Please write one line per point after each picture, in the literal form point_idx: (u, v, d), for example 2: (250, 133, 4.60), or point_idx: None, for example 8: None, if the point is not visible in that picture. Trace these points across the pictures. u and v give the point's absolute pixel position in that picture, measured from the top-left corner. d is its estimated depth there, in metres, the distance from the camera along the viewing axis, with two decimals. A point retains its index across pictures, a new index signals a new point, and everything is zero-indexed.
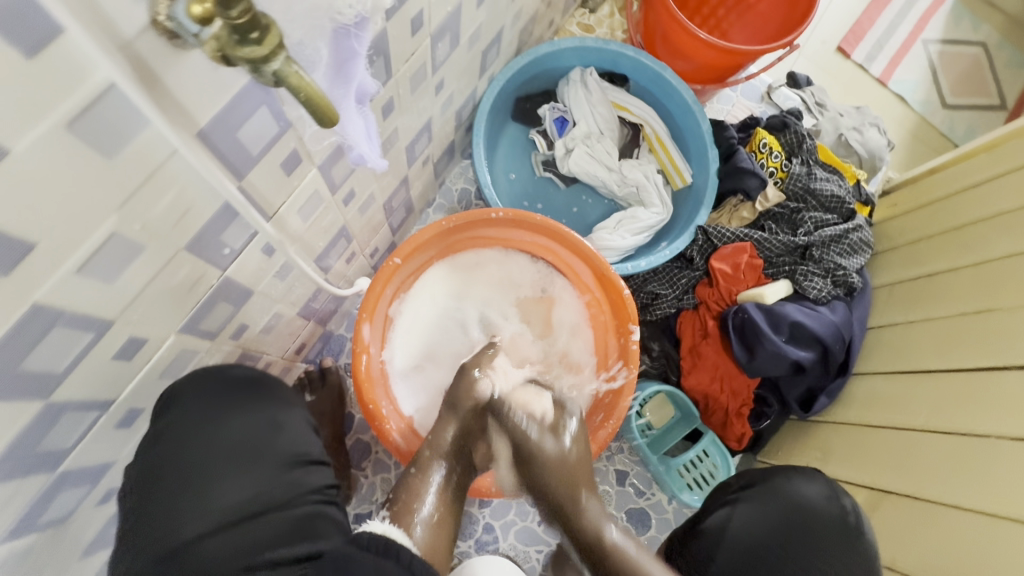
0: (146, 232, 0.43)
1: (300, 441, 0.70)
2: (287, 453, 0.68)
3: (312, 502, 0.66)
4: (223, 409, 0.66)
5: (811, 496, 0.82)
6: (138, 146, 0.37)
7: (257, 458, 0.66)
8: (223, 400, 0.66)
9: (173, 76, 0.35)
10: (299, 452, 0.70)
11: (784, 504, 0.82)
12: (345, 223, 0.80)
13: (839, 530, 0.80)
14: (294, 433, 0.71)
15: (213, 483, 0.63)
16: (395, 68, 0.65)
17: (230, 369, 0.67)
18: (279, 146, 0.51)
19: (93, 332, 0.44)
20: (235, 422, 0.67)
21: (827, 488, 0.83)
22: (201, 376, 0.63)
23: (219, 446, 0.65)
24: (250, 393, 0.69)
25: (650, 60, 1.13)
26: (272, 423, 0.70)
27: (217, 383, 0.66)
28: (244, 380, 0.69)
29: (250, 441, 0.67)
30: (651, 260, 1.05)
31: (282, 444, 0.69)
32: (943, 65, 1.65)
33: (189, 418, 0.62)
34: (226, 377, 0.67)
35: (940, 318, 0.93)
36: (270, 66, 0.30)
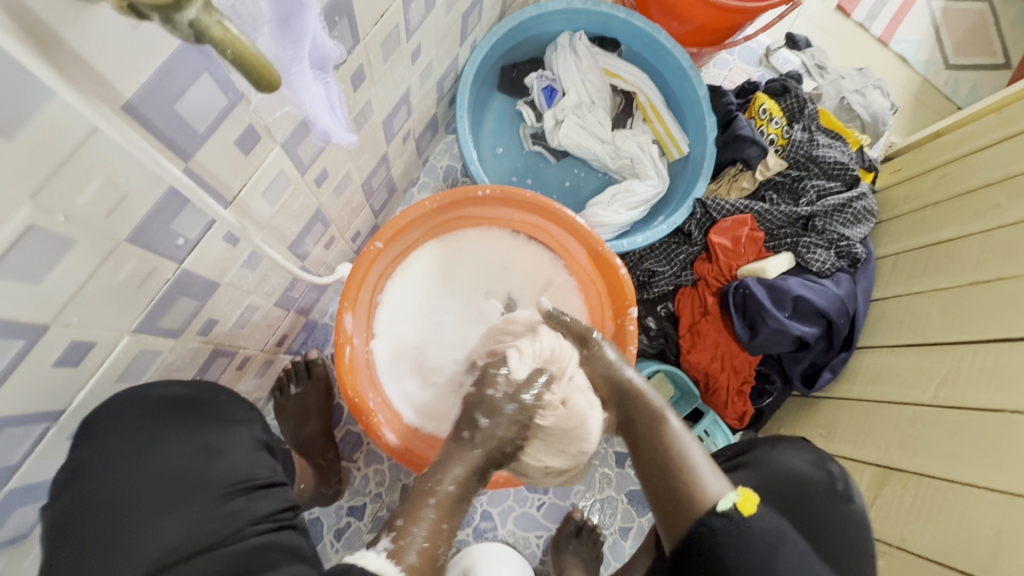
0: (73, 223, 0.37)
1: (241, 467, 0.61)
2: (224, 481, 0.58)
3: (255, 534, 0.57)
4: (148, 436, 0.56)
5: (799, 465, 0.72)
6: (45, 120, 0.31)
7: (187, 493, 0.56)
8: (141, 426, 0.56)
9: (80, 37, 0.30)
10: (240, 478, 0.60)
11: (775, 470, 0.71)
12: (320, 206, 0.75)
13: (827, 498, 0.70)
14: (236, 455, 0.61)
15: (138, 526, 0.53)
16: (363, 32, 0.58)
17: (152, 389, 0.58)
18: (231, 122, 0.45)
19: (24, 338, 0.39)
20: (167, 450, 0.57)
21: (813, 454, 0.74)
22: (126, 397, 0.55)
23: (148, 481, 0.55)
24: (183, 415, 0.60)
25: (643, 22, 1.06)
26: (206, 448, 0.60)
27: (140, 406, 0.56)
28: (172, 402, 0.59)
29: (181, 474, 0.57)
30: (648, 235, 0.99)
31: (220, 471, 0.59)
32: (947, 24, 1.58)
33: (108, 447, 0.54)
34: (149, 399, 0.57)
35: (947, 289, 0.90)
36: (184, 15, 0.25)
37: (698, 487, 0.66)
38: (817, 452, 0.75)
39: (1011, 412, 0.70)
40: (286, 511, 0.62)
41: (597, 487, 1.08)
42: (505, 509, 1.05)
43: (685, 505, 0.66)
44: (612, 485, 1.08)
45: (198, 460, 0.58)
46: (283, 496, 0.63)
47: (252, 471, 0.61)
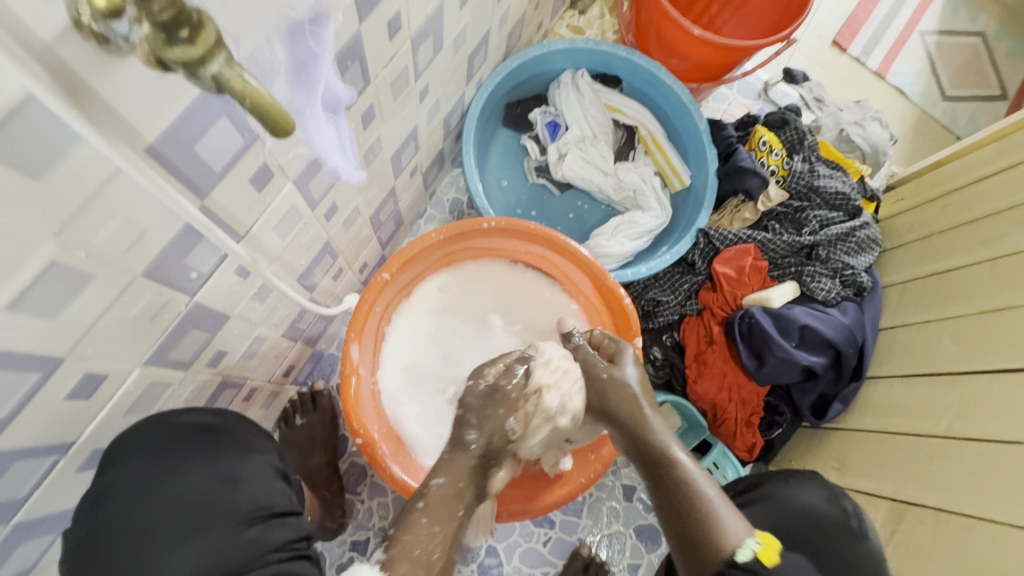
0: (93, 259, 0.39)
1: (261, 494, 0.62)
2: (244, 509, 0.60)
3: (273, 562, 0.59)
4: (170, 465, 0.58)
5: (812, 501, 0.71)
6: (70, 165, 0.33)
7: (207, 520, 0.58)
8: (164, 454, 0.57)
9: (107, 86, 0.32)
10: (259, 505, 0.61)
11: (786, 507, 0.71)
12: (329, 239, 0.77)
13: (839, 536, 0.68)
14: (255, 482, 0.62)
15: (159, 553, 0.55)
16: (374, 74, 0.61)
17: (178, 417, 0.59)
18: (247, 161, 0.47)
19: (39, 371, 0.40)
20: (190, 478, 0.59)
21: (826, 489, 0.73)
22: (147, 425, 0.57)
23: (169, 508, 0.57)
24: (205, 443, 0.61)
25: (643, 60, 1.10)
26: (228, 476, 0.61)
27: (163, 434, 0.57)
28: (194, 429, 0.61)
29: (201, 502, 0.58)
30: (652, 265, 1.00)
31: (239, 500, 0.60)
32: (942, 57, 1.62)
33: (132, 477, 0.55)
34: (174, 426, 0.59)
35: (956, 318, 0.89)
36: (207, 69, 0.26)
37: (716, 526, 0.61)
38: (830, 488, 0.74)
39: None
40: (300, 541, 0.63)
41: (604, 522, 1.06)
42: (511, 544, 1.03)
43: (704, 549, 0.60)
44: (620, 520, 1.06)
45: (219, 487, 0.60)
46: (301, 524, 0.64)
47: (270, 499, 0.62)
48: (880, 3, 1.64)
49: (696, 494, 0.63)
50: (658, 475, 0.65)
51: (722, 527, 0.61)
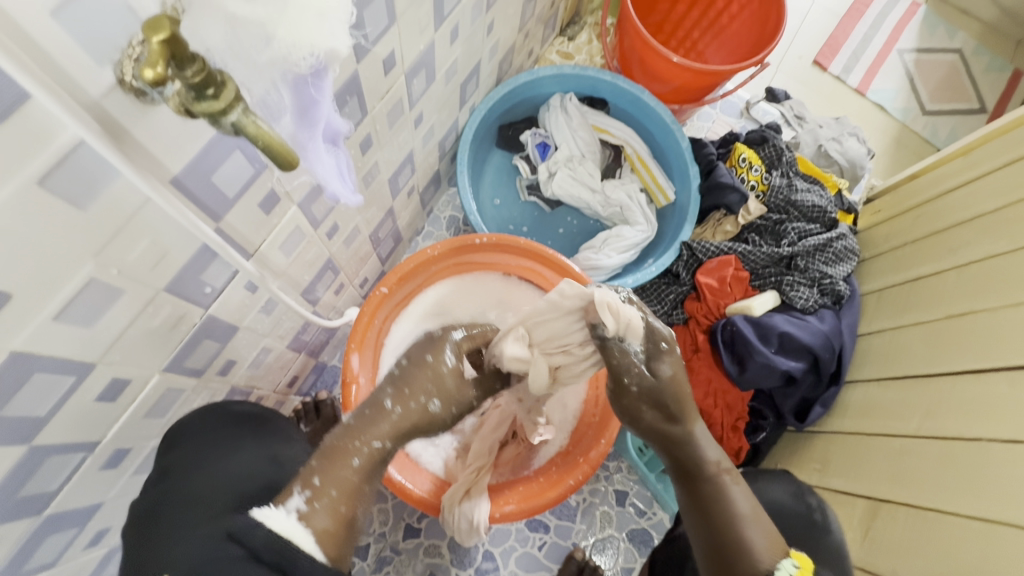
0: (124, 276, 0.44)
1: (298, 473, 0.72)
2: (284, 485, 0.68)
3: None
4: (223, 444, 0.68)
5: (778, 497, 0.76)
6: (110, 196, 0.38)
7: (252, 493, 0.65)
8: (219, 434, 0.69)
9: (142, 130, 0.37)
10: (297, 483, 0.70)
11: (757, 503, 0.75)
12: (331, 256, 0.82)
13: (805, 528, 0.72)
14: (294, 464, 0.73)
15: (202, 523, 0.61)
16: (370, 105, 0.67)
17: (229, 405, 0.72)
18: (256, 187, 0.53)
19: (75, 375, 0.46)
20: (241, 455, 0.69)
21: (793, 486, 0.77)
22: (202, 413, 0.68)
23: (224, 480, 0.65)
24: (251, 428, 0.73)
25: (627, 84, 1.17)
26: (271, 457, 0.72)
27: (213, 420, 0.69)
28: (243, 418, 0.73)
29: (251, 474, 0.68)
30: (638, 277, 1.05)
31: (281, 476, 0.70)
32: (920, 74, 1.68)
33: (189, 454, 0.65)
34: (227, 413, 0.71)
35: (927, 323, 0.94)
36: (228, 118, 0.32)
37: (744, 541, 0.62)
38: (796, 485, 0.78)
39: (990, 440, 0.73)
40: None
41: (598, 526, 1.09)
42: (507, 548, 1.06)
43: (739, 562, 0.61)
44: (613, 524, 1.09)
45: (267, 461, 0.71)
46: None
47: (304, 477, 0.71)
48: (858, 23, 1.71)
49: (731, 513, 0.64)
50: (692, 485, 0.67)
51: (753, 548, 0.61)
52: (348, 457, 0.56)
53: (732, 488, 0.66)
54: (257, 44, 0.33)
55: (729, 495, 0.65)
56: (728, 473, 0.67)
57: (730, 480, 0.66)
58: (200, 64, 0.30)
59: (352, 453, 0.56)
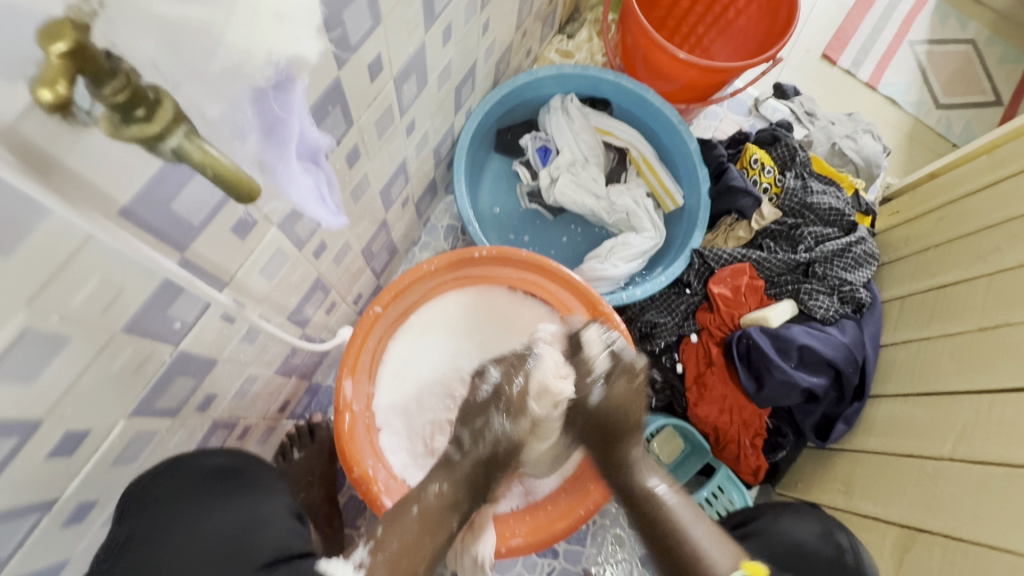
0: (69, 322, 0.39)
1: (281, 537, 0.63)
2: (262, 554, 0.61)
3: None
4: (192, 508, 0.62)
5: (801, 535, 0.82)
6: (39, 236, 0.33)
7: (228, 562, 0.60)
8: (191, 495, 0.62)
9: (73, 154, 0.32)
10: (280, 550, 0.62)
11: (779, 543, 0.82)
12: (320, 275, 0.77)
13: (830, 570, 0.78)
14: (277, 526, 0.65)
15: None
16: (356, 115, 0.62)
17: (201, 459, 0.65)
18: (227, 212, 0.47)
19: (17, 435, 0.40)
20: (214, 519, 0.63)
21: (818, 527, 0.83)
22: (179, 467, 0.63)
23: (195, 549, 0.60)
24: (224, 486, 0.66)
25: (631, 83, 1.11)
26: (251, 520, 0.64)
27: (189, 476, 0.63)
28: (217, 471, 0.66)
29: (225, 546, 0.61)
30: (647, 288, 0.99)
31: (259, 543, 0.62)
32: (933, 66, 1.62)
33: (158, 518, 0.59)
34: (201, 469, 0.65)
35: (956, 334, 0.88)
36: (166, 144, 0.26)
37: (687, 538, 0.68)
38: (824, 525, 0.84)
39: None
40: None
41: (609, 552, 1.03)
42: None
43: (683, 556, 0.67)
44: (625, 548, 1.04)
45: (238, 529, 0.62)
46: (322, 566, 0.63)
47: (286, 542, 0.63)
48: (868, 14, 1.64)
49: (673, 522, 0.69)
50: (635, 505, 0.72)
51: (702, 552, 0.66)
52: (409, 508, 0.68)
53: (667, 496, 0.72)
54: (202, 54, 0.27)
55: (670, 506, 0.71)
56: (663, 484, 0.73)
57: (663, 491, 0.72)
58: (123, 80, 0.24)
59: (412, 501, 0.69)
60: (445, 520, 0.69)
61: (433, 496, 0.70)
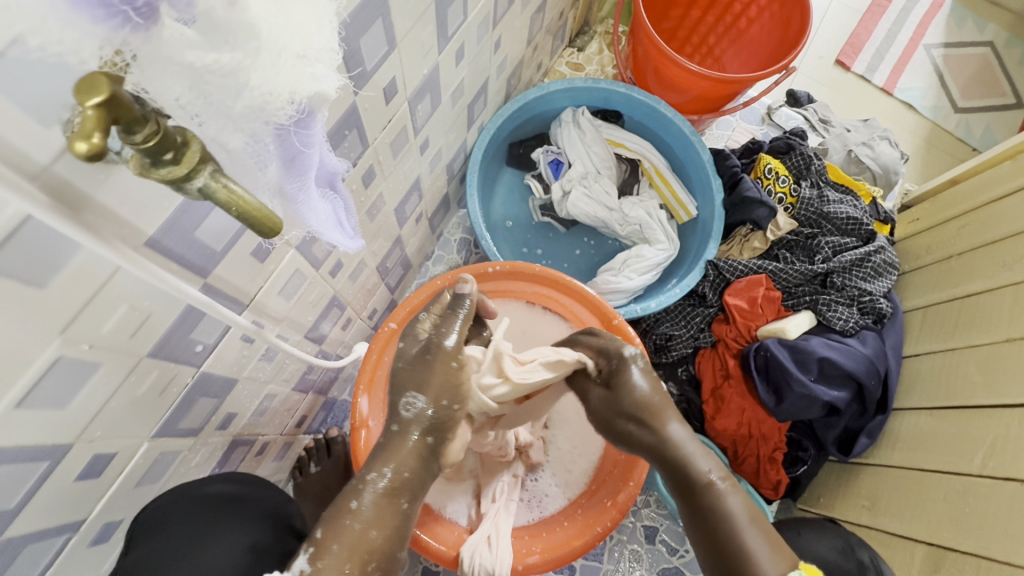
0: (99, 349, 0.40)
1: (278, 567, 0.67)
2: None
3: None
4: (197, 536, 0.63)
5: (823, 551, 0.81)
6: (72, 270, 0.34)
7: None
8: (193, 522, 0.63)
9: (104, 192, 0.33)
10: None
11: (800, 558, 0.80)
12: (336, 292, 0.78)
13: None
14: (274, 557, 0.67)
15: None
16: (372, 137, 0.63)
17: (203, 488, 0.65)
18: (247, 238, 0.48)
19: (48, 459, 0.41)
20: (225, 541, 0.65)
21: (840, 542, 0.82)
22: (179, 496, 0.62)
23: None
24: (230, 511, 0.67)
25: (643, 95, 1.11)
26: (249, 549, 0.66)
27: (190, 505, 0.63)
28: (219, 499, 0.67)
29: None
30: (661, 300, 0.98)
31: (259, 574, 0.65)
32: (950, 69, 1.59)
33: (165, 545, 0.61)
34: (200, 497, 0.64)
35: (982, 346, 0.86)
36: (193, 184, 0.27)
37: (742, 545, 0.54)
38: (845, 540, 0.83)
39: None
40: None
41: (627, 568, 1.02)
42: None
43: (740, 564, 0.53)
44: (643, 564, 1.02)
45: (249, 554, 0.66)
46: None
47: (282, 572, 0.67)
48: (882, 19, 1.63)
49: (730, 520, 0.56)
50: (691, 498, 0.59)
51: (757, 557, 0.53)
52: (347, 502, 0.53)
53: (726, 490, 0.58)
54: (228, 95, 0.28)
55: (729, 504, 0.57)
56: (722, 477, 0.59)
57: (722, 485, 0.58)
58: (154, 126, 0.25)
59: (351, 496, 0.54)
60: (392, 508, 0.55)
61: (374, 485, 0.55)
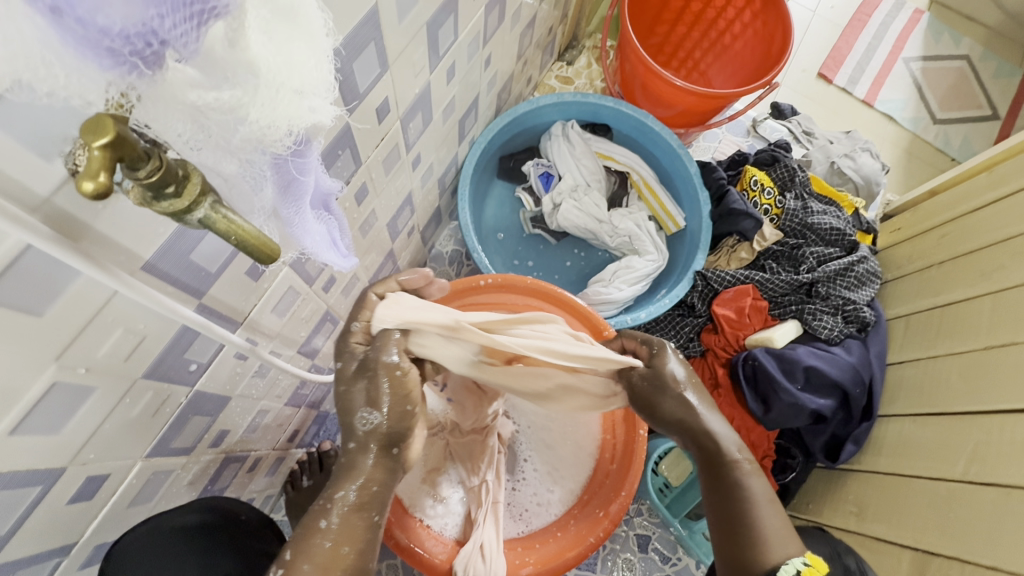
0: (94, 373, 0.40)
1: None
2: None
3: None
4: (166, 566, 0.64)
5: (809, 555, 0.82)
6: (69, 296, 0.34)
7: None
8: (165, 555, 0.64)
9: (103, 219, 0.33)
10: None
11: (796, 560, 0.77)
12: (330, 308, 0.78)
13: None
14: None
15: None
16: (365, 155, 0.64)
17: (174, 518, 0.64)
18: (241, 259, 0.48)
19: (41, 483, 0.41)
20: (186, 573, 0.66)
21: (827, 550, 0.82)
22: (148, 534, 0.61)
23: None
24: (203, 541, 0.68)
25: (631, 109, 1.13)
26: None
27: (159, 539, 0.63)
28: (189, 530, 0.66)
29: None
30: (651, 310, 1.00)
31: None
32: (928, 82, 1.64)
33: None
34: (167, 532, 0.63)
35: (962, 353, 0.89)
36: (194, 215, 0.28)
37: (752, 525, 0.56)
38: (833, 549, 0.82)
39: None
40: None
41: None
42: None
43: (747, 541, 0.56)
44: (636, 573, 1.02)
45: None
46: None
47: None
48: (862, 33, 1.67)
49: (747, 497, 0.58)
50: (717, 475, 0.60)
51: (764, 533, 0.56)
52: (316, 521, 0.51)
53: (746, 476, 0.59)
54: (226, 129, 0.28)
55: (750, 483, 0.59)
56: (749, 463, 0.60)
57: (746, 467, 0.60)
58: (156, 161, 0.26)
59: (318, 515, 0.52)
60: (360, 523, 0.52)
61: (339, 502, 0.52)
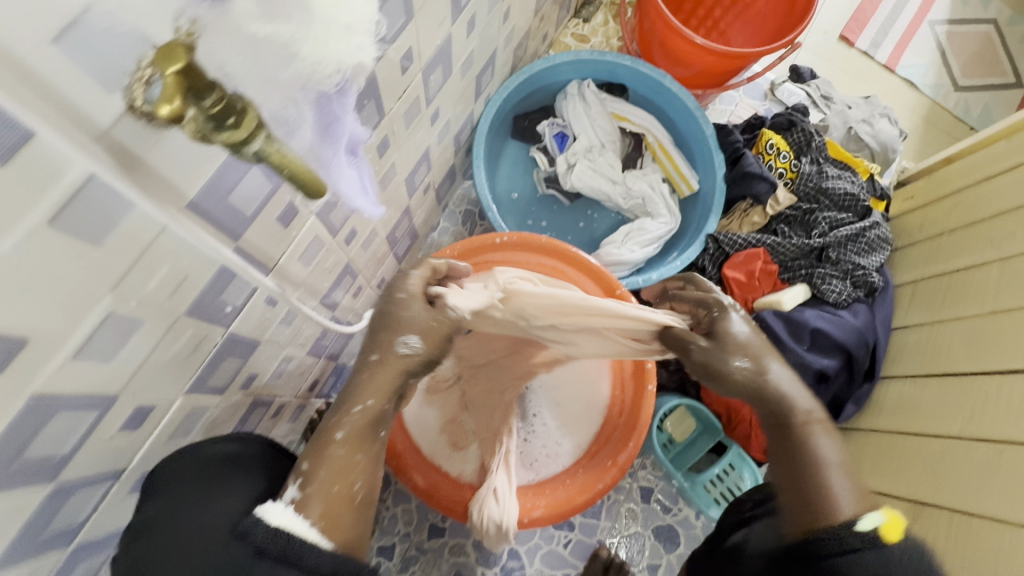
0: (143, 306, 0.42)
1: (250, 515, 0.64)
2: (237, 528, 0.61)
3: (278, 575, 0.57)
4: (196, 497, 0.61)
5: None
6: (124, 228, 0.36)
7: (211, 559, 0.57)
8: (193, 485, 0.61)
9: (155, 154, 0.35)
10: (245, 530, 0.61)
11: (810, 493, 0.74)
12: (350, 261, 0.80)
13: None
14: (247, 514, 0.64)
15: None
16: (388, 107, 0.64)
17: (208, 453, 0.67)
18: (273, 203, 0.50)
19: (97, 409, 0.44)
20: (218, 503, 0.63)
21: None
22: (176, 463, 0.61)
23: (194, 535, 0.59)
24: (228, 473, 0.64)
25: (648, 69, 1.11)
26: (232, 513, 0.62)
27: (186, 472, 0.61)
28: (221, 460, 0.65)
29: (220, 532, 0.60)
30: (662, 272, 1.02)
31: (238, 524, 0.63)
32: (953, 47, 1.60)
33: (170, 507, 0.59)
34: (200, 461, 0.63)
35: (968, 318, 0.90)
36: (250, 147, 0.30)
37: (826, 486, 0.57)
38: None
39: None
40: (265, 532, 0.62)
41: (623, 524, 1.07)
42: (533, 546, 1.04)
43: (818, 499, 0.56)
44: (638, 522, 1.08)
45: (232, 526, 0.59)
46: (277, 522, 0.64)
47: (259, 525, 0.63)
48: None
49: (820, 458, 0.59)
50: (787, 433, 0.62)
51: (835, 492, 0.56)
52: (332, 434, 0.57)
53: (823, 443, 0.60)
54: (276, 61, 0.30)
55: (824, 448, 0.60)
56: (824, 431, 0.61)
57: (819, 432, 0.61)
58: (218, 92, 0.28)
59: (335, 428, 0.57)
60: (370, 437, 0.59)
61: (357, 415, 0.58)
